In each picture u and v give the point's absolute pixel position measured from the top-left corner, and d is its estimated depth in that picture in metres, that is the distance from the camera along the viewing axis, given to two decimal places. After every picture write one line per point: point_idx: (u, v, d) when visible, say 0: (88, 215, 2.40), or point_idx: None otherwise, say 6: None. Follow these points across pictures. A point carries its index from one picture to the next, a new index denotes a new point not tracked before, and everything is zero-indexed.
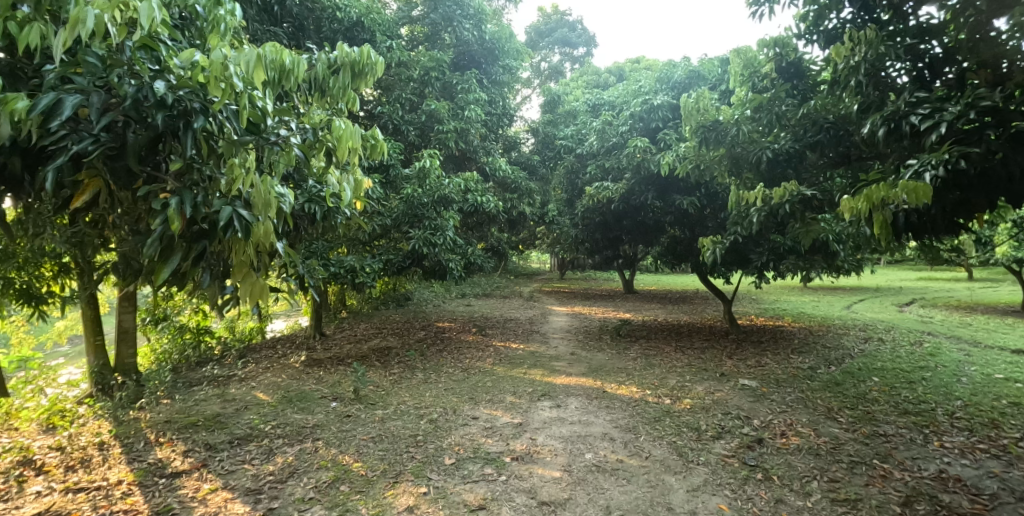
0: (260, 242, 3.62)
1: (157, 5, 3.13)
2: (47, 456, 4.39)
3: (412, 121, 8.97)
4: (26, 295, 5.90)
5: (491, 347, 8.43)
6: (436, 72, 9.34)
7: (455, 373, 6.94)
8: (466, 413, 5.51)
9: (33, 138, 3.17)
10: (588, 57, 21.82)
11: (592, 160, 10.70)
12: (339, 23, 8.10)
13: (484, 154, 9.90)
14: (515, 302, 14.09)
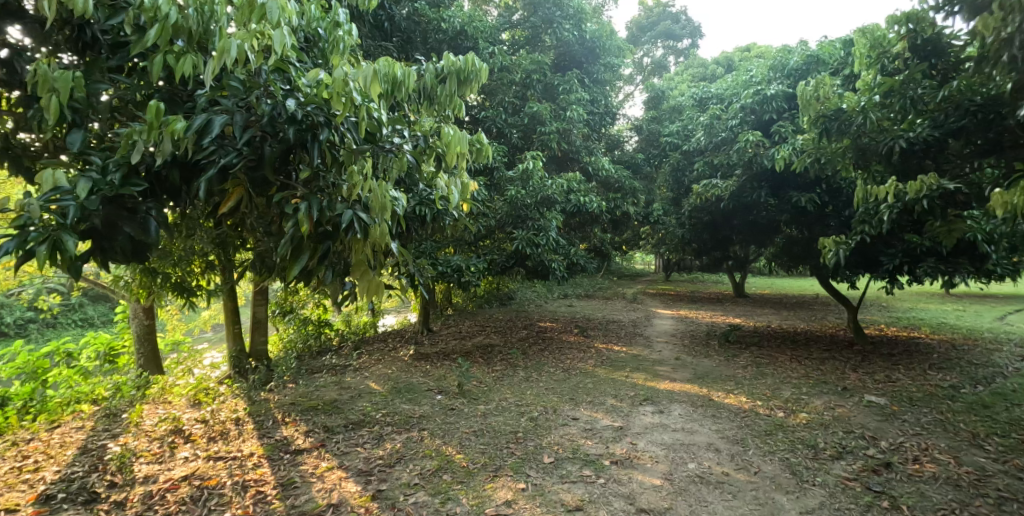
0: (377, 243, 4.03)
1: (288, 31, 3.57)
2: (193, 427, 4.97)
3: (515, 123, 9.15)
4: (180, 288, 6.62)
5: (593, 349, 8.44)
6: (538, 74, 9.49)
7: (556, 372, 7.05)
8: (567, 413, 5.59)
9: (190, 154, 3.65)
10: (693, 49, 21.05)
11: (699, 157, 10.36)
12: (443, 33, 8.50)
13: (587, 154, 9.89)
14: (619, 304, 13.94)
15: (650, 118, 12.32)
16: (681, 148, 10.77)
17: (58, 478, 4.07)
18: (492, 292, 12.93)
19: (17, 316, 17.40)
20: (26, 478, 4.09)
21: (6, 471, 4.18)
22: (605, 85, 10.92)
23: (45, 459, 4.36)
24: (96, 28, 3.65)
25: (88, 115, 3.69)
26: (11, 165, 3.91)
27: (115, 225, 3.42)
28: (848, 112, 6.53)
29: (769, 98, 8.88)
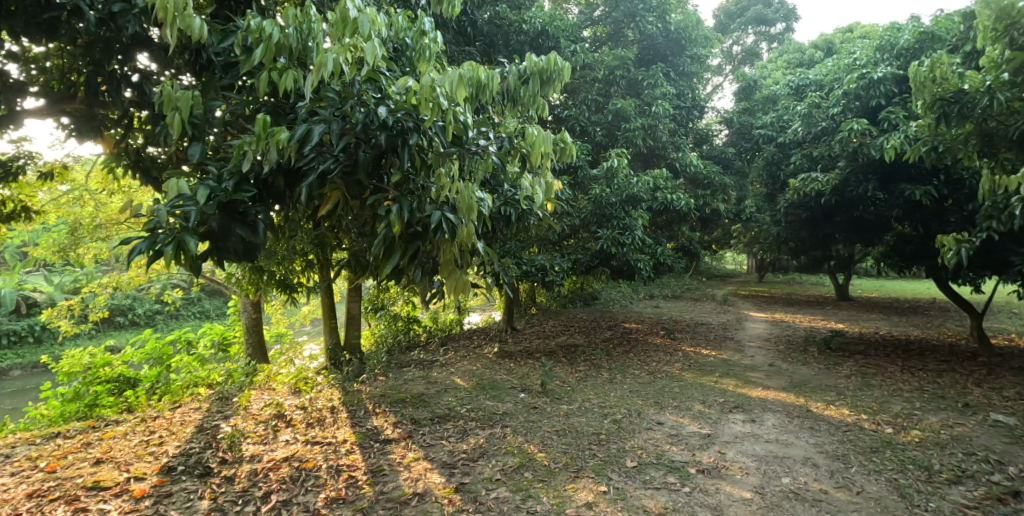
0: (464, 243, 4.16)
1: (378, 43, 3.95)
2: (294, 413, 5.33)
3: (599, 121, 9.07)
4: (284, 284, 7.02)
5: (680, 352, 8.24)
6: (621, 69, 9.33)
7: (641, 374, 6.95)
8: (651, 417, 5.51)
9: (293, 161, 3.97)
10: (788, 33, 19.85)
11: (797, 149, 9.82)
12: (525, 34, 8.55)
13: (675, 150, 9.58)
14: (709, 306, 13.49)
15: (742, 110, 11.74)
16: (775, 140, 10.24)
17: (177, 452, 4.49)
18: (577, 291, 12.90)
19: (145, 308, 19.16)
20: (153, 450, 4.53)
21: (136, 444, 4.63)
22: (692, 77, 10.41)
23: (168, 435, 4.82)
24: (211, 51, 4.05)
25: (205, 129, 4.07)
26: (142, 177, 4.34)
27: (229, 228, 3.79)
28: (972, 93, 5.80)
29: (875, 82, 8.23)
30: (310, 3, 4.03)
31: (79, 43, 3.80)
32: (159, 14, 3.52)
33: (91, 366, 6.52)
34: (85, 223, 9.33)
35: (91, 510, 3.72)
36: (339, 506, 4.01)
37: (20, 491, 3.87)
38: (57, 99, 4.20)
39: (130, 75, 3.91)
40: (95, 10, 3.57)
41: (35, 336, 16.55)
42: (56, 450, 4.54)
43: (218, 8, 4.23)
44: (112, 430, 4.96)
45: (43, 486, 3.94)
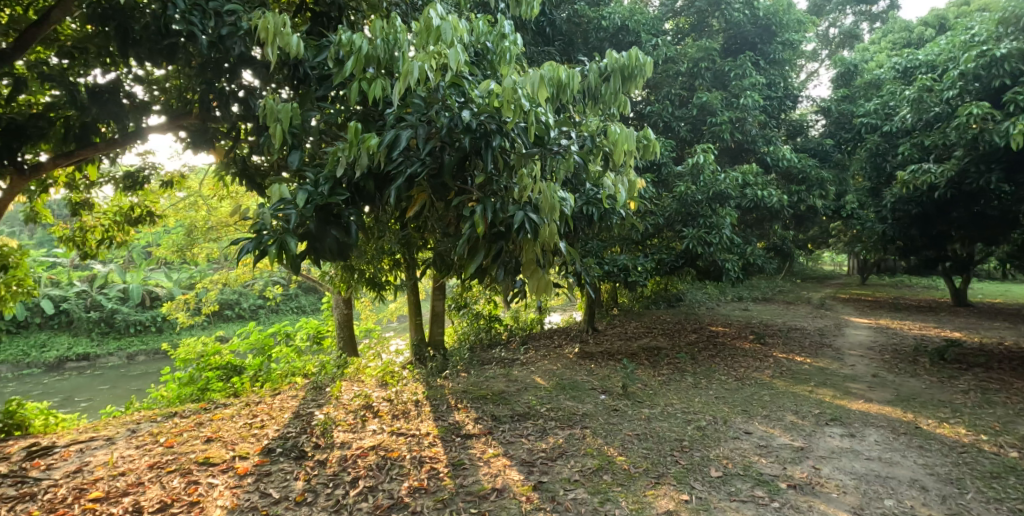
0: (546, 242, 4.20)
1: (461, 48, 4.05)
2: (381, 404, 5.59)
3: (683, 116, 8.79)
4: (372, 282, 7.40)
5: (771, 358, 7.83)
6: (706, 61, 8.81)
7: (729, 381, 6.66)
8: (739, 426, 5.28)
9: (382, 165, 4.19)
10: (892, 10, 18.19)
11: (905, 138, 9.03)
12: (605, 31, 8.58)
13: (765, 143, 8.99)
14: (803, 310, 12.65)
15: (842, 97, 10.52)
16: (880, 129, 9.33)
17: (277, 435, 4.84)
18: (660, 293, 12.57)
19: (249, 302, 20.52)
20: (255, 432, 4.91)
21: (241, 426, 5.04)
22: (784, 65, 9.81)
23: (268, 419, 5.20)
24: (307, 65, 4.34)
25: (302, 138, 4.35)
26: (247, 184, 4.71)
27: (325, 229, 4.09)
28: None
29: (997, 60, 7.19)
30: (395, 15, 4.26)
31: (193, 65, 4.10)
32: (261, 34, 3.80)
33: (204, 354, 7.17)
34: (199, 225, 10.13)
35: (202, 483, 4.08)
36: (421, 496, 4.16)
37: (143, 462, 4.31)
38: (175, 114, 4.58)
39: (236, 91, 4.23)
40: (207, 33, 3.87)
41: (156, 325, 18.25)
42: (173, 427, 5.01)
43: (312, 24, 4.47)
44: (220, 413, 5.43)
45: (162, 459, 4.37)
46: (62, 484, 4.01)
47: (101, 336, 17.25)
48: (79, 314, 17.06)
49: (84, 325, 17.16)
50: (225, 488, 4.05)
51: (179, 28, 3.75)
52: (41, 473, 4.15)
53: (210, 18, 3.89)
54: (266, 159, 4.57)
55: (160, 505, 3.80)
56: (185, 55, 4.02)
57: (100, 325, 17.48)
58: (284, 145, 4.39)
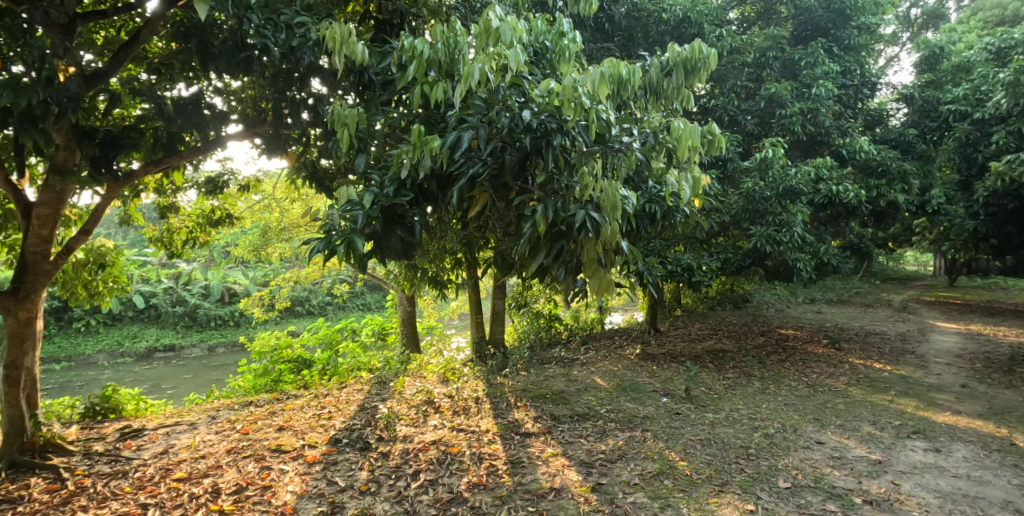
0: (608, 242, 4.17)
1: (520, 48, 4.06)
2: (442, 400, 5.72)
3: (750, 108, 8.44)
4: (435, 281, 7.63)
5: (846, 364, 7.37)
6: (774, 50, 8.46)
7: (800, 387, 6.33)
8: (810, 435, 4.99)
9: (445, 167, 4.28)
10: None
11: (1001, 126, 8.27)
12: (666, 24, 8.48)
13: (840, 135, 8.44)
14: (881, 313, 11.74)
15: (927, 82, 9.58)
16: (972, 116, 8.62)
17: (343, 426, 5.07)
18: (726, 293, 12.16)
19: (318, 299, 21.59)
20: (323, 423, 5.17)
21: (310, 416, 5.32)
22: (860, 51, 9.11)
23: (335, 411, 5.47)
24: (372, 71, 4.51)
25: (367, 141, 4.53)
26: (317, 187, 4.96)
27: (391, 229, 4.23)
28: None
29: None
30: (455, 19, 4.34)
31: (266, 75, 4.35)
32: (330, 43, 3.97)
33: (277, 347, 7.89)
34: (272, 226, 10.70)
35: (274, 468, 4.35)
36: (480, 491, 4.23)
37: (221, 447, 4.65)
38: (251, 122, 4.87)
39: (307, 99, 4.46)
40: (279, 45, 4.08)
41: (235, 320, 19.52)
42: (249, 415, 5.39)
43: (376, 32, 4.64)
44: (292, 403, 5.78)
45: (238, 444, 4.70)
46: (150, 463, 4.40)
47: (186, 328, 18.74)
48: (166, 308, 18.66)
49: (170, 319, 18.73)
50: (295, 475, 4.29)
51: (254, 42, 3.98)
52: (132, 452, 4.59)
53: (281, 30, 4.11)
54: (334, 162, 4.79)
55: (235, 487, 4.07)
56: (260, 66, 4.25)
57: (185, 318, 18.97)
58: (351, 148, 4.58)
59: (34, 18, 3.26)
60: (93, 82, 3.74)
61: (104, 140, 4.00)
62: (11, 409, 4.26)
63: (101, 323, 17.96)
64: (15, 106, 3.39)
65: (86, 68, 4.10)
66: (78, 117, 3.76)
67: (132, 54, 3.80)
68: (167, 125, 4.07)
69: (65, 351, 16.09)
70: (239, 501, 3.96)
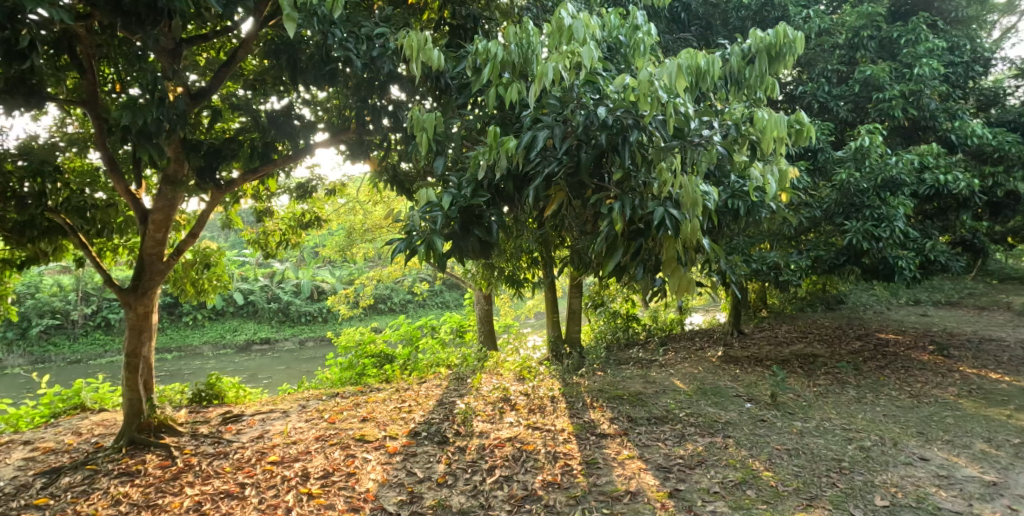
0: (688, 239, 3.99)
1: (594, 44, 3.98)
2: (518, 398, 5.80)
3: (843, 94, 7.93)
4: (512, 279, 7.86)
5: (957, 373, 6.75)
6: (869, 29, 8.04)
7: (902, 397, 5.87)
8: (911, 450, 4.60)
9: (521, 166, 4.33)
10: None
11: None
12: (746, 9, 8.31)
13: (947, 119, 7.73)
14: (1000, 316, 10.62)
15: None
16: None
17: (422, 420, 5.27)
18: (817, 294, 11.59)
19: (400, 297, 22.65)
20: (403, 416, 5.40)
21: (392, 409, 5.59)
22: (970, 23, 8.55)
23: (415, 404, 5.70)
24: (448, 75, 4.63)
25: (445, 144, 4.63)
26: (398, 189, 5.32)
27: (469, 228, 4.34)
28: None
29: None
30: (527, 19, 4.34)
31: (349, 85, 4.63)
32: (407, 51, 4.07)
33: (361, 342, 8.60)
34: (357, 228, 11.17)
35: (358, 457, 4.61)
36: (554, 490, 4.23)
37: (311, 434, 5.00)
38: (336, 130, 5.19)
39: (386, 106, 4.68)
40: (361, 57, 4.32)
41: (323, 316, 20.89)
42: (335, 406, 5.76)
43: (450, 37, 4.79)
44: (374, 396, 6.13)
45: (326, 433, 5.03)
46: (248, 446, 4.82)
47: (279, 323, 20.30)
48: (262, 304, 20.20)
49: (266, 314, 20.31)
50: (377, 464, 4.52)
51: (338, 55, 4.23)
52: (232, 435, 5.06)
53: (362, 42, 4.34)
54: (414, 166, 5.01)
55: (322, 472, 4.36)
56: (343, 78, 4.52)
57: (278, 314, 20.55)
58: (430, 151, 4.74)
59: (145, 44, 3.66)
60: (198, 100, 4.20)
61: (208, 152, 4.40)
62: (131, 392, 4.82)
63: (206, 317, 19.73)
64: (133, 124, 3.81)
65: (191, 87, 4.59)
66: (186, 132, 4.18)
67: (229, 73, 4.18)
68: (262, 136, 4.51)
69: (175, 342, 17.84)
70: (326, 486, 4.23)
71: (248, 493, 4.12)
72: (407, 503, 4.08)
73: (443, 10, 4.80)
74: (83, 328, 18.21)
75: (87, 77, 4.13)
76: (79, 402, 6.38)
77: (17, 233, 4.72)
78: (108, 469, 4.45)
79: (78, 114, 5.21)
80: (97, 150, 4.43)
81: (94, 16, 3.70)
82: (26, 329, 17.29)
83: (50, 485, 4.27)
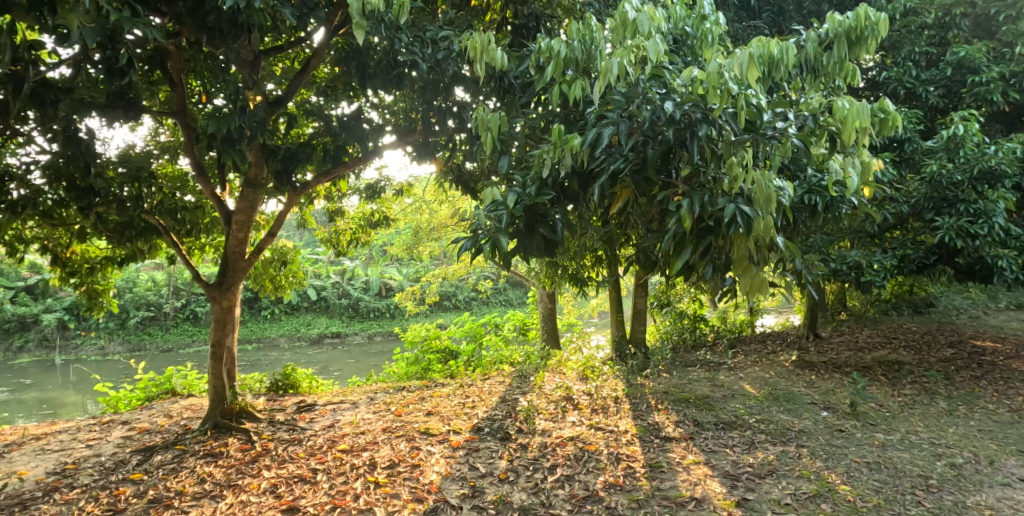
0: (760, 238, 3.58)
1: (660, 37, 3.75)
2: (581, 397, 5.86)
3: (934, 78, 7.56)
4: (576, 279, 8.04)
5: None
6: (963, 6, 7.56)
7: (999, 410, 5.75)
8: (1006, 469, 4.42)
9: (586, 164, 4.17)
10: None
11: None
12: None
13: None
14: None
15: None
16: None
17: (485, 416, 5.42)
18: (904, 296, 11.41)
19: (464, 294, 23.45)
20: (467, 411, 5.58)
21: (456, 404, 5.80)
22: None
23: (479, 400, 5.90)
24: (512, 75, 4.65)
25: (509, 143, 4.62)
26: (463, 189, 5.42)
27: (533, 227, 4.22)
28: None
29: None
30: (591, 14, 4.19)
31: (415, 88, 4.81)
32: (471, 52, 4.08)
33: (427, 338, 9.45)
34: (423, 227, 11.47)
35: (423, 449, 4.77)
36: (616, 492, 4.17)
37: (378, 425, 5.26)
38: (403, 132, 5.44)
39: (451, 107, 4.83)
40: (426, 60, 4.45)
41: (390, 312, 22.45)
42: (402, 400, 6.09)
43: (512, 37, 4.88)
44: (439, 391, 6.46)
45: (392, 424, 5.27)
46: (320, 434, 5.15)
47: (350, 318, 21.97)
48: (334, 301, 21.91)
49: (337, 309, 21.94)
50: (440, 457, 4.64)
51: (404, 59, 4.36)
52: (305, 424, 5.44)
53: (428, 46, 4.46)
54: (477, 165, 5.14)
55: (388, 463, 4.54)
56: (409, 81, 4.71)
57: (348, 309, 22.22)
58: (494, 150, 4.76)
59: (228, 57, 3.98)
60: (274, 108, 4.53)
61: (285, 156, 4.78)
62: (216, 379, 5.28)
63: (282, 311, 21.61)
64: (220, 132, 4.12)
65: (268, 96, 5.00)
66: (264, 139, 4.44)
67: (304, 80, 4.53)
68: (334, 139, 4.84)
69: (255, 334, 20.17)
70: (391, 475, 4.39)
71: (320, 479, 4.36)
72: (469, 497, 4.14)
73: (505, 10, 4.90)
74: (174, 320, 21.07)
75: (177, 89, 4.52)
76: (171, 387, 7.22)
77: (118, 232, 5.23)
78: (195, 449, 4.88)
79: (169, 125, 5.86)
80: (186, 157, 4.86)
81: (183, 33, 4.06)
82: (125, 320, 20.41)
83: (145, 462, 4.72)
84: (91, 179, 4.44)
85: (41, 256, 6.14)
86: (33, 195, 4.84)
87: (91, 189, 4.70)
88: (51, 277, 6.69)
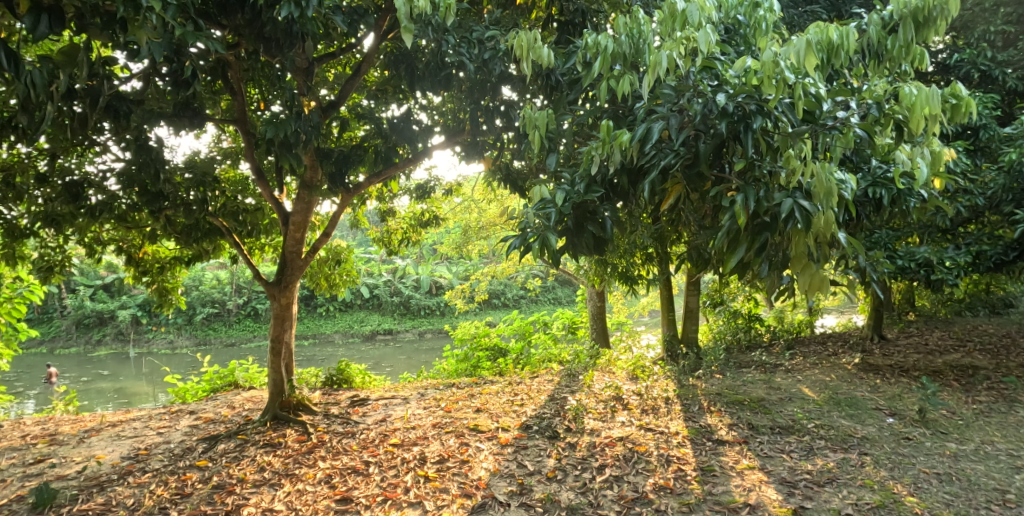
0: (820, 235, 3.18)
1: (713, 27, 3.47)
2: (631, 398, 5.86)
3: (1011, 59, 7.53)
4: (626, 277, 7.99)
5: None
6: None
7: None
8: None
9: (634, 160, 3.76)
10: None
11: None
12: None
13: None
14: None
15: None
16: None
17: (533, 414, 5.50)
18: (979, 297, 11.18)
19: (513, 292, 23.68)
20: (515, 409, 5.71)
21: (504, 402, 5.96)
22: None
23: (527, 398, 6.04)
24: (559, 72, 4.63)
25: (557, 141, 4.56)
26: (512, 187, 5.52)
27: (582, 225, 3.91)
28: None
29: None
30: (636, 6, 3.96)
31: (464, 89, 4.88)
32: (517, 51, 3.99)
33: (477, 336, 9.75)
34: (473, 226, 11.64)
35: (472, 445, 4.88)
36: (666, 495, 4.08)
37: (429, 420, 5.44)
38: (452, 132, 5.64)
39: (498, 106, 4.88)
40: (473, 60, 4.52)
41: (439, 309, 23.11)
42: (450, 396, 6.32)
43: (560, 34, 5.02)
44: (486, 388, 6.70)
45: (442, 420, 5.45)
46: (372, 428, 5.37)
47: (401, 315, 22.89)
48: (386, 298, 22.80)
49: (389, 307, 22.98)
50: (490, 453, 4.72)
51: (451, 59, 4.42)
52: (358, 417, 5.73)
53: (474, 46, 4.53)
54: (525, 163, 5.18)
55: (438, 458, 4.64)
56: (458, 82, 4.75)
57: (400, 307, 23.11)
58: (542, 148, 4.73)
59: (284, 64, 4.21)
60: (328, 111, 4.81)
61: (337, 158, 4.98)
62: (275, 373, 5.61)
63: (338, 308, 22.80)
64: (277, 138, 4.31)
65: (321, 101, 5.32)
66: (318, 142, 4.66)
67: (353, 83, 4.81)
68: (385, 139, 5.08)
69: (310, 331, 21.43)
70: (441, 470, 4.49)
71: (372, 471, 4.51)
72: (517, 494, 4.15)
73: (551, 7, 5.02)
74: (237, 316, 22.51)
75: (238, 98, 4.84)
76: (233, 380, 7.86)
77: (187, 235, 5.72)
78: (256, 439, 5.19)
79: (230, 131, 6.32)
80: (248, 162, 5.24)
81: (242, 45, 4.33)
82: (193, 316, 21.92)
83: (209, 449, 5.05)
84: (161, 184, 4.82)
85: (116, 256, 6.68)
86: (109, 200, 5.29)
87: (161, 195, 5.11)
88: (126, 275, 7.26)
